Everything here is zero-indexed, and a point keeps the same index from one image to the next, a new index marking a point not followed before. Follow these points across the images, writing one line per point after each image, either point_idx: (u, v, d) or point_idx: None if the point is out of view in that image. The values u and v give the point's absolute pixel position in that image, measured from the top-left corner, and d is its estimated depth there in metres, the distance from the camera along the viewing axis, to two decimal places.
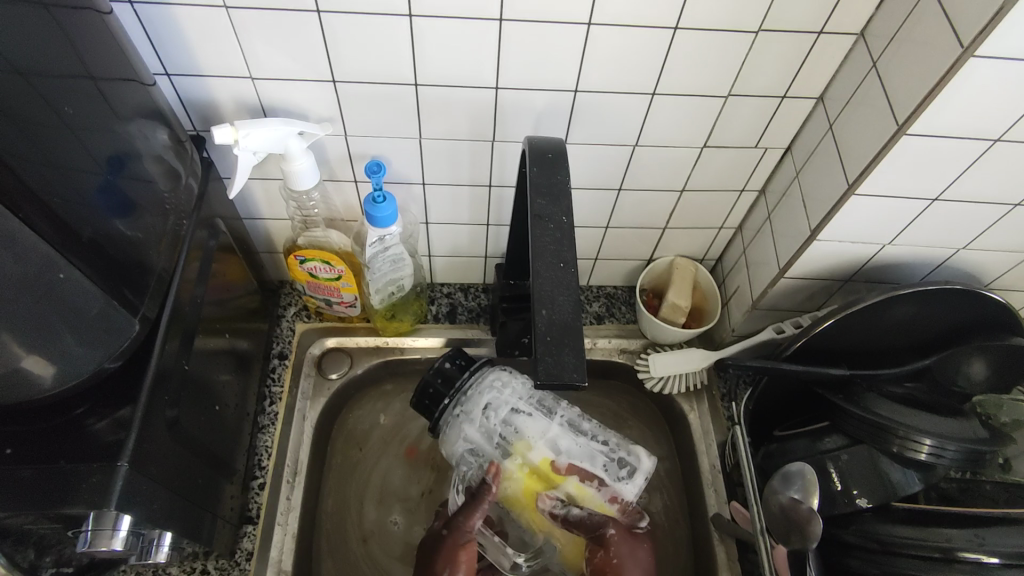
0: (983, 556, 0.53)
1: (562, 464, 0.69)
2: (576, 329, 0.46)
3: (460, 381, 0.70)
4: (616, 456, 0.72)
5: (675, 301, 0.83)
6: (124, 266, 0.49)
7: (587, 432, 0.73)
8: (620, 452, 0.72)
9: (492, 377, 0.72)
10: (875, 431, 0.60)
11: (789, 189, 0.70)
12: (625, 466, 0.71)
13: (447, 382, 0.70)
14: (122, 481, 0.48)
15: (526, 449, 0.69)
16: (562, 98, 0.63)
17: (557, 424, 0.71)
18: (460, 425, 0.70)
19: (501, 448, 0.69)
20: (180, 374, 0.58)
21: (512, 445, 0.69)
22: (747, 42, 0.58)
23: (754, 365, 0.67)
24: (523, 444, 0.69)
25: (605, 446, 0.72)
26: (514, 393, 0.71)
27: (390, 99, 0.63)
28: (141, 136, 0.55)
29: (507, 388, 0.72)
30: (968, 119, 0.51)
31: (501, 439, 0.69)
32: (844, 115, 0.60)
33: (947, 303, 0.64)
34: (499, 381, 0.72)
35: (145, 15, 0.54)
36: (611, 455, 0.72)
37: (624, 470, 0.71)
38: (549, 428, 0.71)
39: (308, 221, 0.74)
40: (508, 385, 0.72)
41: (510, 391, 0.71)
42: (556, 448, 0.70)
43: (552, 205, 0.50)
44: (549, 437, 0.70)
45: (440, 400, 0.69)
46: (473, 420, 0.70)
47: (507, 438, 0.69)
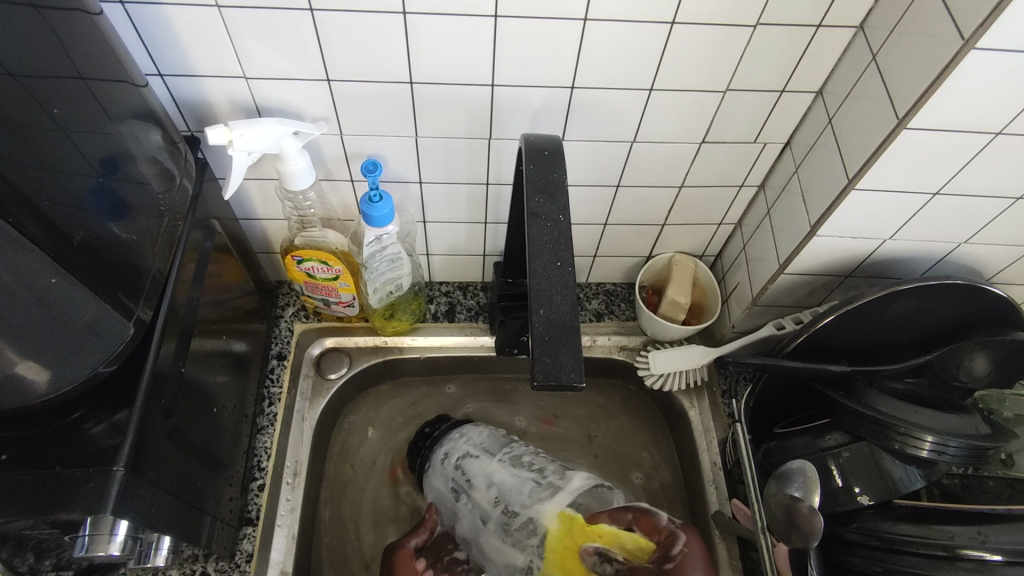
0: (986, 553, 0.52)
1: (491, 498, 0.72)
2: (574, 328, 0.45)
3: (432, 430, 0.81)
4: (540, 482, 0.72)
5: (674, 297, 0.83)
6: (118, 269, 0.49)
7: (527, 466, 0.75)
8: (549, 478, 0.73)
9: (460, 433, 0.80)
10: (876, 428, 0.59)
11: (788, 185, 0.70)
12: (549, 485, 0.72)
13: (423, 436, 0.81)
14: (119, 485, 0.48)
15: (468, 486, 0.74)
16: (559, 95, 0.63)
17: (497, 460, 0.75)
18: (428, 474, 0.78)
19: (452, 488, 0.75)
20: (177, 377, 0.57)
21: (459, 485, 0.75)
22: (745, 37, 0.57)
23: (754, 362, 0.67)
24: (467, 483, 0.74)
25: (538, 474, 0.74)
26: (464, 440, 0.79)
27: (385, 97, 0.62)
28: (135, 138, 0.54)
29: (466, 441, 0.79)
30: (968, 112, 0.50)
31: (453, 480, 0.75)
32: (843, 109, 0.59)
33: (949, 298, 0.64)
34: (455, 433, 0.80)
35: (136, 16, 0.54)
36: (534, 476, 0.73)
37: (545, 490, 0.71)
38: (489, 465, 0.75)
39: (304, 221, 0.74)
40: (464, 436, 0.79)
41: (468, 442, 0.78)
42: (488, 484, 0.73)
43: (549, 204, 0.50)
44: (486, 475, 0.74)
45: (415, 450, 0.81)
46: (434, 469, 0.77)
47: (454, 477, 0.75)
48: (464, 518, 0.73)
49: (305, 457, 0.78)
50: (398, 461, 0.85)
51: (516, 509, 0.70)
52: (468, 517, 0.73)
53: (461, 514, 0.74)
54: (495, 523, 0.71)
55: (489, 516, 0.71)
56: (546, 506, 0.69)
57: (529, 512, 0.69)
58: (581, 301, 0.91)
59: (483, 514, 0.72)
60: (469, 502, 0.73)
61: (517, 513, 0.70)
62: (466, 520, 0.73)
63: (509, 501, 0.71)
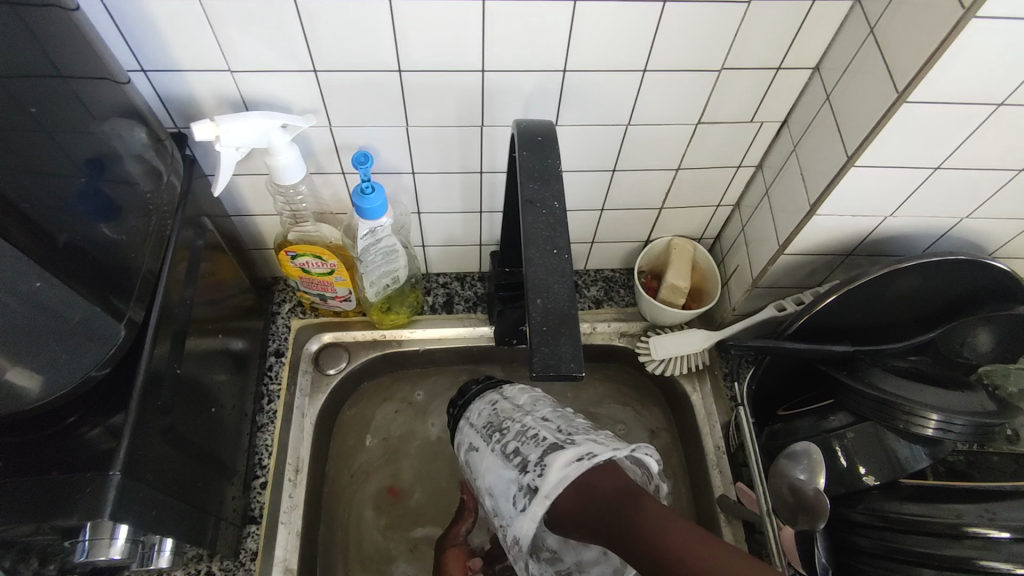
0: (992, 531, 0.52)
1: (513, 450, 0.59)
2: (572, 316, 0.45)
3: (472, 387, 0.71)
4: (569, 441, 0.57)
5: (674, 282, 0.82)
6: (106, 271, 0.48)
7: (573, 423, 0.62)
8: (584, 436, 0.57)
9: (499, 389, 0.69)
10: (880, 407, 0.58)
11: (786, 164, 0.69)
12: (571, 453, 0.55)
13: (465, 389, 0.72)
14: (115, 489, 0.47)
15: (498, 434, 0.62)
16: (551, 78, 0.61)
17: (542, 428, 0.60)
18: (461, 427, 0.68)
19: (477, 439, 0.65)
20: (171, 376, 0.57)
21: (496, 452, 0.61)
22: (739, 13, 0.56)
23: (756, 344, 0.66)
24: (496, 431, 0.63)
25: (581, 430, 0.60)
26: (513, 409, 0.64)
27: (374, 86, 0.61)
28: (120, 136, 0.53)
29: (507, 395, 0.67)
30: (970, 83, 0.49)
31: (484, 428, 0.65)
32: (841, 85, 0.58)
33: (952, 274, 0.63)
34: (501, 394, 0.68)
35: (115, 10, 0.52)
36: (571, 452, 0.55)
37: (579, 460, 0.54)
38: (528, 429, 0.60)
39: (297, 216, 0.73)
40: (507, 396, 0.67)
41: (509, 398, 0.67)
42: (519, 431, 0.60)
43: (544, 190, 0.49)
44: (519, 422, 0.61)
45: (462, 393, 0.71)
46: (468, 419, 0.68)
47: (482, 424, 0.65)
48: (489, 478, 0.61)
49: (306, 453, 0.78)
50: (400, 454, 0.85)
51: (531, 457, 0.57)
52: (490, 470, 0.61)
53: (485, 454, 0.62)
54: (518, 480, 0.57)
55: (510, 454, 0.59)
56: (566, 462, 0.54)
57: (547, 464, 0.55)
58: (580, 289, 0.90)
59: (504, 461, 0.59)
60: (498, 445, 0.61)
61: (537, 468, 0.56)
62: (485, 461, 0.62)
63: (531, 454, 0.57)
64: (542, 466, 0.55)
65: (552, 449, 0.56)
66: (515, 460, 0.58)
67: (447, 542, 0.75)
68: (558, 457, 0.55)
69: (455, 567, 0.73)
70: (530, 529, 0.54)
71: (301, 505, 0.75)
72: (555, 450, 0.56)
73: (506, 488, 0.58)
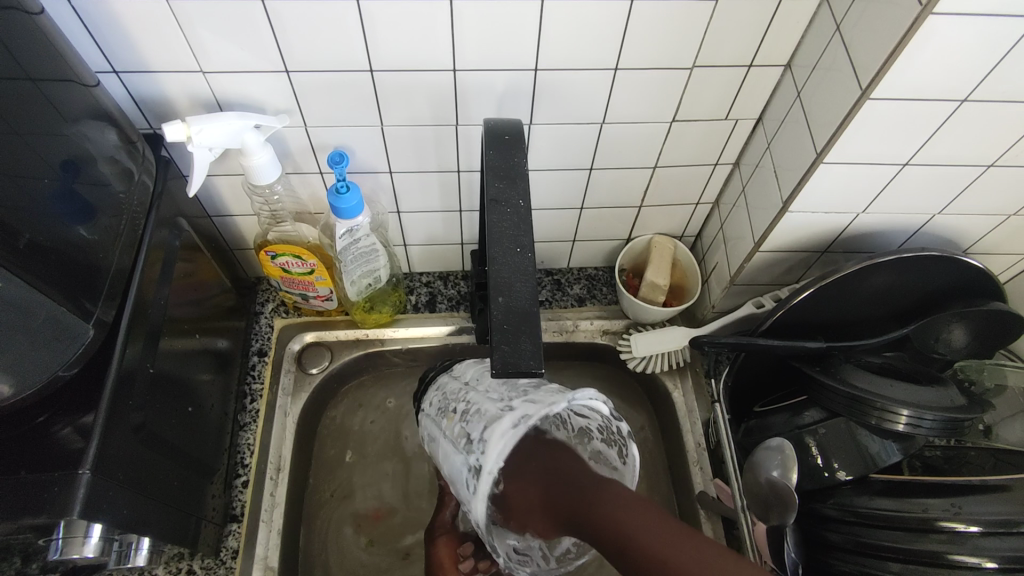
0: (960, 525, 0.52)
1: (461, 432, 0.58)
2: (534, 314, 0.45)
3: (432, 369, 0.70)
4: (507, 409, 0.55)
5: (654, 279, 0.82)
6: (74, 271, 0.49)
7: (518, 386, 0.59)
8: (523, 399, 0.56)
9: (450, 369, 0.67)
10: (851, 403, 0.58)
11: (761, 161, 0.69)
12: (505, 422, 0.53)
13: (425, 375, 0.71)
14: (85, 488, 0.48)
15: (447, 419, 0.61)
16: (523, 78, 0.62)
17: (485, 402, 0.58)
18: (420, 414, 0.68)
19: (431, 424, 0.63)
20: (145, 375, 0.57)
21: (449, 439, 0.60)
22: (706, 11, 0.56)
23: (730, 342, 0.66)
24: (445, 414, 0.61)
25: (524, 393, 0.57)
26: (459, 387, 0.63)
27: (346, 86, 0.61)
28: (91, 138, 0.53)
29: (457, 372, 0.66)
30: (933, 80, 0.49)
31: (436, 413, 0.63)
32: (810, 82, 0.58)
33: (925, 270, 0.63)
34: (452, 372, 0.66)
35: (84, 13, 0.53)
36: (506, 420, 0.53)
37: (515, 427, 0.52)
38: (473, 406, 0.58)
39: (275, 216, 0.73)
40: (457, 372, 0.65)
41: (458, 376, 0.65)
42: (464, 410, 0.59)
43: (509, 189, 0.49)
44: (464, 400, 0.60)
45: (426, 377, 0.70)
46: (423, 403, 0.67)
47: (432, 411, 0.64)
48: (446, 463, 0.59)
49: (288, 452, 0.78)
50: (384, 452, 0.85)
51: (474, 434, 0.55)
52: (445, 454, 0.59)
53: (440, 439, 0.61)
54: (467, 461, 0.55)
55: (457, 436, 0.58)
56: (503, 431, 0.52)
57: (486, 438, 0.53)
58: (562, 287, 0.90)
59: (454, 442, 0.58)
60: (446, 428, 0.60)
61: (479, 444, 0.54)
62: (440, 447, 0.61)
63: (476, 429, 0.55)
64: (482, 442, 0.54)
65: (489, 422, 0.55)
66: (462, 439, 0.57)
67: (438, 529, 0.75)
68: (495, 431, 0.53)
69: (445, 555, 0.72)
70: (482, 508, 0.51)
71: (282, 503, 0.75)
72: (492, 421, 0.54)
73: (460, 474, 0.56)
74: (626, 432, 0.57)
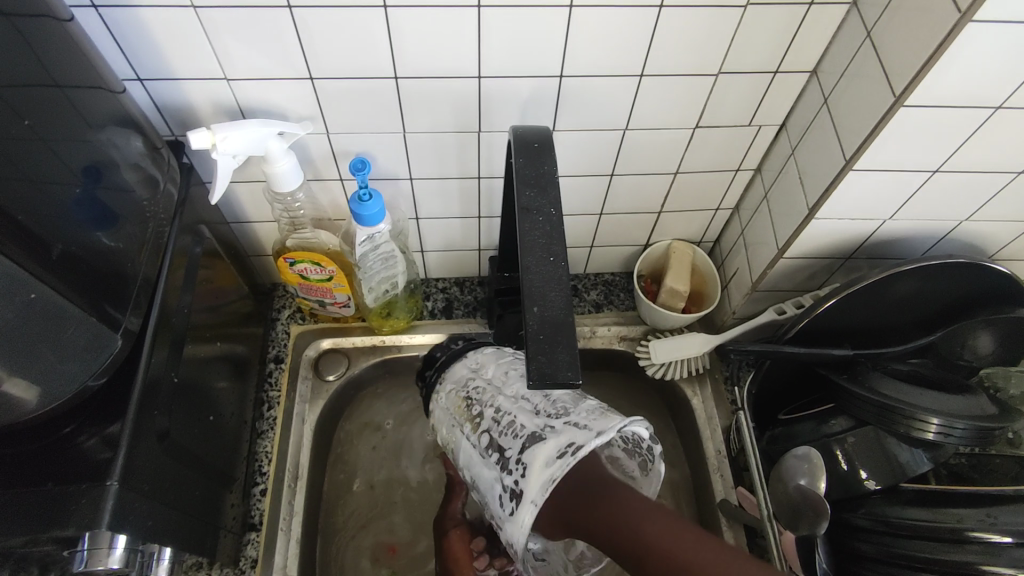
0: (994, 535, 0.51)
1: (492, 445, 0.57)
2: (569, 324, 0.44)
3: (440, 355, 0.69)
4: (548, 430, 0.54)
5: (673, 286, 0.81)
6: (103, 280, 0.48)
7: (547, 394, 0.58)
8: (564, 420, 0.54)
9: (469, 358, 0.66)
10: (881, 412, 0.58)
11: (785, 167, 0.69)
12: (547, 450, 0.52)
13: (433, 357, 0.70)
14: (112, 499, 0.47)
15: (475, 422, 0.60)
16: (547, 84, 0.61)
17: (518, 415, 0.57)
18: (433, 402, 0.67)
19: (453, 421, 0.63)
20: (169, 384, 0.57)
21: (475, 445, 0.59)
22: (735, 18, 0.56)
23: (754, 349, 0.66)
24: (475, 417, 0.60)
25: (558, 409, 0.56)
26: (484, 385, 0.62)
27: (370, 94, 0.61)
28: (116, 145, 0.53)
29: (479, 366, 0.65)
30: (967, 87, 0.49)
31: (458, 411, 0.63)
32: (838, 88, 0.58)
33: (952, 277, 0.63)
34: (471, 365, 0.66)
35: (111, 20, 0.52)
36: (551, 446, 0.52)
37: (561, 455, 0.51)
38: (506, 417, 0.57)
39: (295, 222, 0.73)
40: (480, 367, 0.65)
41: (480, 371, 0.64)
42: (495, 419, 0.58)
43: (540, 197, 0.49)
44: (494, 407, 0.59)
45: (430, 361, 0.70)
46: (439, 391, 0.66)
47: (453, 410, 0.63)
48: (473, 470, 0.59)
49: (306, 459, 0.77)
50: (401, 460, 0.85)
51: (512, 455, 0.55)
52: (476, 462, 0.59)
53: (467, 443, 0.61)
54: (501, 477, 0.55)
55: (489, 447, 0.57)
56: (547, 461, 0.51)
57: (526, 463, 0.53)
58: (579, 293, 0.90)
59: (486, 452, 0.58)
60: (476, 436, 0.59)
61: (519, 468, 0.53)
62: (465, 450, 0.60)
63: (512, 444, 0.55)
64: (522, 464, 0.53)
65: (530, 445, 0.54)
66: (496, 451, 0.56)
67: (448, 522, 0.76)
68: (537, 456, 0.52)
69: (459, 547, 0.73)
70: (520, 536, 0.51)
71: (301, 512, 0.75)
72: (533, 444, 0.53)
73: (491, 489, 0.56)
74: (660, 454, 0.56)
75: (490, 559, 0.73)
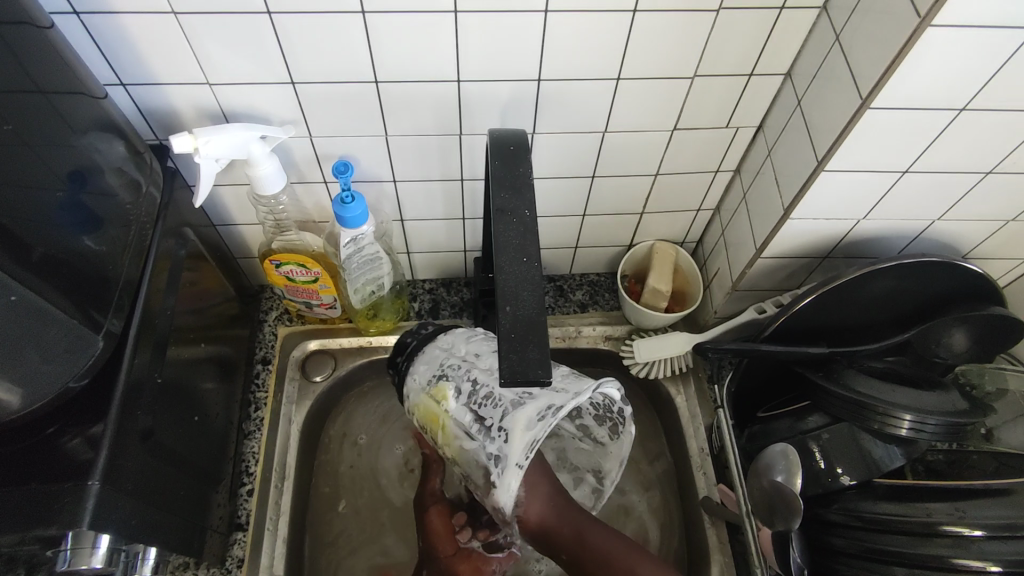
0: (962, 529, 0.53)
1: (470, 415, 0.59)
2: (541, 323, 0.45)
3: (410, 340, 0.67)
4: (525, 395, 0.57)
5: (655, 286, 0.83)
6: (85, 284, 0.49)
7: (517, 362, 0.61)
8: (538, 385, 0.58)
9: (437, 339, 0.66)
10: (856, 409, 0.59)
11: (762, 168, 0.70)
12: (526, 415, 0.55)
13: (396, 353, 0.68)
14: (95, 498, 0.48)
15: (448, 397, 0.61)
16: (526, 88, 0.62)
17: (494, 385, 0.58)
18: (404, 389, 0.65)
19: (424, 399, 0.63)
20: (153, 386, 0.57)
21: (452, 418, 0.60)
22: (708, 22, 0.57)
23: (732, 347, 0.67)
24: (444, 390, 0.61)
25: None
26: (451, 360, 0.63)
27: (351, 97, 0.62)
28: (98, 150, 0.54)
29: (447, 343, 0.65)
30: (933, 90, 0.50)
31: (429, 387, 0.62)
32: (810, 91, 0.59)
33: (925, 276, 0.64)
34: (439, 343, 0.65)
35: (92, 26, 0.53)
36: (531, 410, 0.55)
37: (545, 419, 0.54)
38: (482, 388, 0.59)
39: (280, 225, 0.73)
40: (447, 343, 0.65)
41: (449, 347, 0.64)
42: (471, 391, 0.59)
43: (515, 199, 0.50)
44: (466, 380, 0.60)
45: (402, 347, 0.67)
46: (409, 379, 0.65)
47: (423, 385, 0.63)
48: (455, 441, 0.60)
49: (293, 460, 0.78)
50: (388, 460, 0.86)
51: (492, 421, 0.57)
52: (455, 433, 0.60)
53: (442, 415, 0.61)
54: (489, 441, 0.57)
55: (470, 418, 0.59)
56: (528, 423, 0.55)
57: (508, 429, 0.55)
58: (564, 293, 0.91)
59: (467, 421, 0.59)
60: (454, 410, 0.60)
61: (501, 433, 0.56)
62: (443, 426, 0.61)
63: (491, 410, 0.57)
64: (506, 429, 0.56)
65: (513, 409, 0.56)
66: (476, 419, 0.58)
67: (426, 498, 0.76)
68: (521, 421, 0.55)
69: (440, 523, 0.73)
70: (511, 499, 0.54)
71: (287, 512, 0.75)
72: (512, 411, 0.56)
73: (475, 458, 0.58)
74: (628, 415, 0.64)
75: (475, 530, 0.72)
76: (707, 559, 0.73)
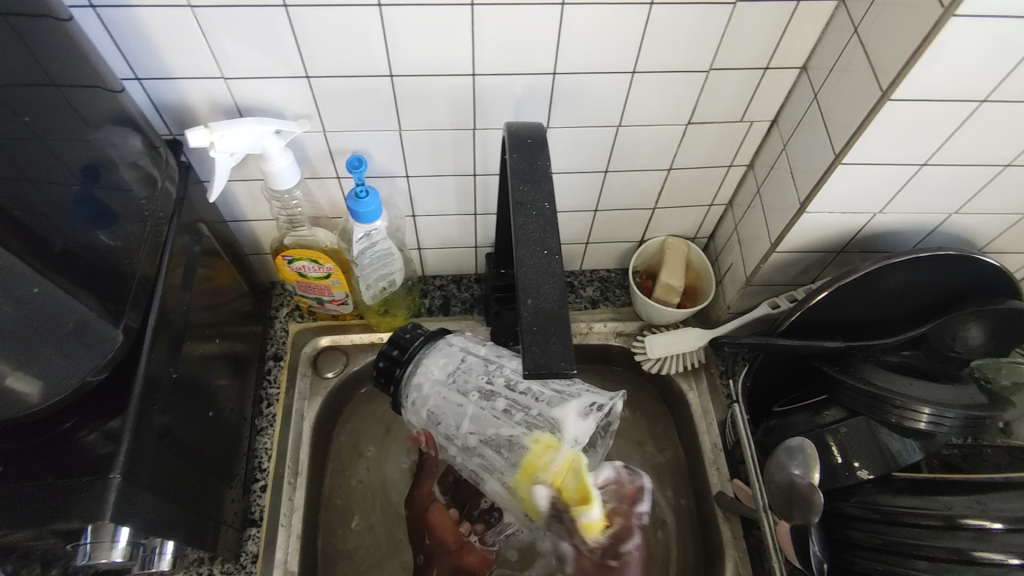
0: (986, 522, 0.52)
1: (507, 407, 0.64)
2: (562, 316, 0.45)
3: (409, 340, 0.71)
4: (567, 393, 0.65)
5: (668, 281, 0.82)
6: (102, 278, 0.49)
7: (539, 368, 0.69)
8: (573, 386, 0.66)
9: (444, 338, 0.72)
10: (872, 402, 0.59)
11: (777, 162, 0.69)
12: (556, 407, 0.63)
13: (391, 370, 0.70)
14: (115, 492, 0.48)
15: (481, 391, 0.66)
16: (541, 82, 0.62)
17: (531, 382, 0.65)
18: (415, 383, 0.69)
19: (443, 393, 0.67)
20: (169, 380, 0.57)
21: (485, 408, 0.65)
22: (725, 15, 0.57)
23: (749, 342, 0.66)
24: (470, 384, 0.67)
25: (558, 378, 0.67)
26: (472, 360, 0.69)
27: (366, 92, 0.61)
28: (114, 144, 0.54)
29: (460, 344, 0.71)
30: (953, 80, 0.50)
31: (454, 382, 0.68)
32: (827, 84, 0.59)
33: (942, 270, 0.64)
34: (451, 344, 0.71)
35: (108, 20, 0.53)
36: (579, 403, 0.63)
37: (591, 408, 0.63)
38: (519, 384, 0.66)
39: (293, 220, 0.73)
40: (462, 345, 0.71)
41: (465, 348, 0.71)
42: (508, 386, 0.66)
43: (534, 191, 0.50)
44: (500, 377, 0.67)
45: (400, 343, 0.71)
46: (425, 375, 0.69)
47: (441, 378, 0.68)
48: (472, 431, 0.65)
49: (306, 456, 0.78)
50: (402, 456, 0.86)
51: (536, 411, 0.63)
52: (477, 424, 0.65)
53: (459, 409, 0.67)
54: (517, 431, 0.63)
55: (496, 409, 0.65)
56: (577, 414, 0.62)
57: (555, 417, 0.62)
58: (576, 289, 0.91)
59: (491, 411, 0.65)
60: (488, 402, 0.65)
61: (547, 420, 0.62)
62: (473, 416, 0.65)
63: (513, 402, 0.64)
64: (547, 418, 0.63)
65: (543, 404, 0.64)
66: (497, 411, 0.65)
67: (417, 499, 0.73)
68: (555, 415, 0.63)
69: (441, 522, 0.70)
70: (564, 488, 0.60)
71: (301, 507, 0.75)
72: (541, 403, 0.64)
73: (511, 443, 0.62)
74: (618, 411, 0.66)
75: (472, 524, 0.72)
76: (721, 554, 0.73)
